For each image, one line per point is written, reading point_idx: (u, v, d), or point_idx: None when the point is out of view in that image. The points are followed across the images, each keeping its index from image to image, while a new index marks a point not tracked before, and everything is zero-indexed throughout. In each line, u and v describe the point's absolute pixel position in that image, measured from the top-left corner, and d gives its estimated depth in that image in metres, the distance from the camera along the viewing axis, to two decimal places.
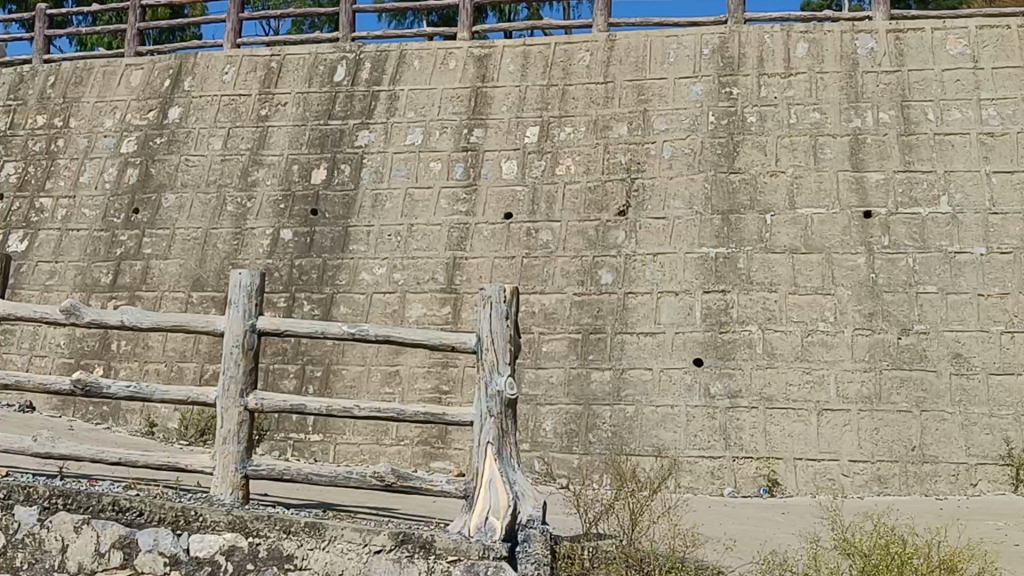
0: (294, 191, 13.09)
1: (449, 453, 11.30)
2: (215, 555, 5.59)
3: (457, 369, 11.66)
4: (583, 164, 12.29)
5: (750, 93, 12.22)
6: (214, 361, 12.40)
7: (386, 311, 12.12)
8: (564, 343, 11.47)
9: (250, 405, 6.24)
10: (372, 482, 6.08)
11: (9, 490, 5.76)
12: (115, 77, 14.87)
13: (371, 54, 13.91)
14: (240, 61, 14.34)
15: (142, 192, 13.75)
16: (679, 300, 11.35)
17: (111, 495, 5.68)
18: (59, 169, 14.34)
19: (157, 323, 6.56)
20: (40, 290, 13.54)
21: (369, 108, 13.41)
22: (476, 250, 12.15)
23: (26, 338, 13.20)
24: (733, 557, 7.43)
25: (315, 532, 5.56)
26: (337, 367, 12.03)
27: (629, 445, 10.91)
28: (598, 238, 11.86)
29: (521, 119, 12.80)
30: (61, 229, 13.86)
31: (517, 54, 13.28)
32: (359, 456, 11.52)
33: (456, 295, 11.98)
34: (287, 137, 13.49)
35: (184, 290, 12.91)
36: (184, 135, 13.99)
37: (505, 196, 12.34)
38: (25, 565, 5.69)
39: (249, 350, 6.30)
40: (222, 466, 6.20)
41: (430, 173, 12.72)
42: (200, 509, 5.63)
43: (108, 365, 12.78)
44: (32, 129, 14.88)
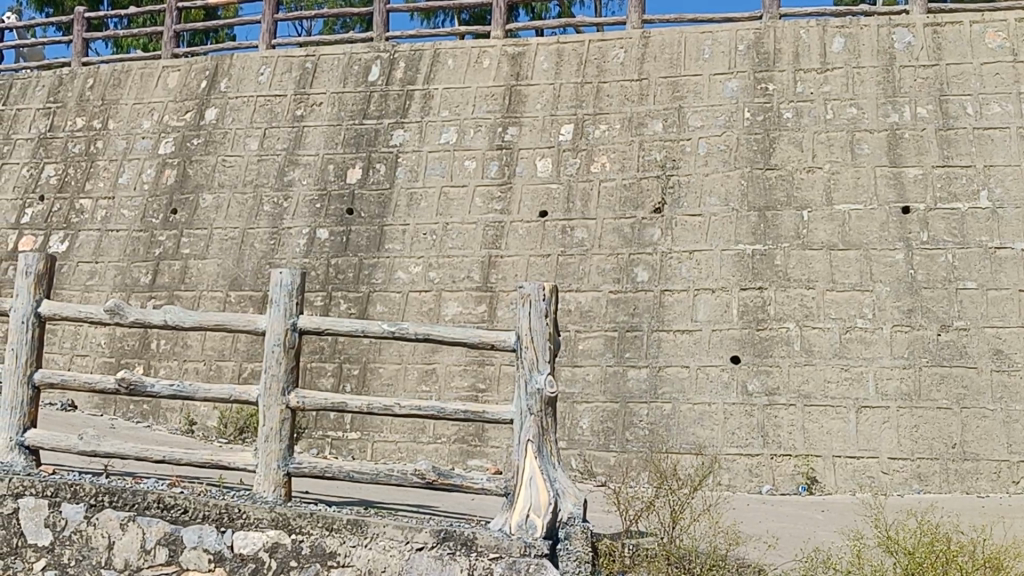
0: (329, 191, 13.16)
1: (485, 451, 11.34)
2: (259, 552, 5.64)
3: (493, 367, 11.68)
4: (618, 162, 12.28)
5: (786, 88, 12.15)
6: (252, 360, 12.49)
7: (422, 310, 12.18)
8: (600, 341, 11.47)
9: (292, 404, 6.29)
10: (413, 479, 6.10)
11: (56, 487, 5.80)
12: (153, 79, 15.02)
13: (405, 54, 13.95)
14: (276, 62, 14.42)
15: (180, 192, 13.87)
16: (716, 298, 11.32)
17: (156, 492, 5.73)
18: (99, 170, 14.50)
19: (199, 323, 6.60)
20: (81, 290, 13.71)
21: (404, 107, 13.46)
22: (511, 249, 12.16)
23: (67, 337, 13.38)
24: (774, 554, 7.41)
25: (358, 530, 5.60)
26: (373, 365, 12.08)
27: (666, 443, 10.90)
28: (634, 235, 11.84)
29: (555, 117, 12.79)
30: (100, 230, 14.02)
31: (551, 52, 13.26)
32: (396, 454, 11.58)
33: (491, 294, 12.00)
34: (322, 137, 13.56)
35: (222, 289, 13.02)
36: (221, 135, 14.09)
37: (540, 194, 12.35)
38: (72, 562, 5.75)
39: (290, 349, 6.35)
40: (264, 464, 6.24)
41: (464, 172, 12.74)
42: (244, 507, 5.67)
43: (148, 364, 12.91)
44: (72, 130, 15.06)
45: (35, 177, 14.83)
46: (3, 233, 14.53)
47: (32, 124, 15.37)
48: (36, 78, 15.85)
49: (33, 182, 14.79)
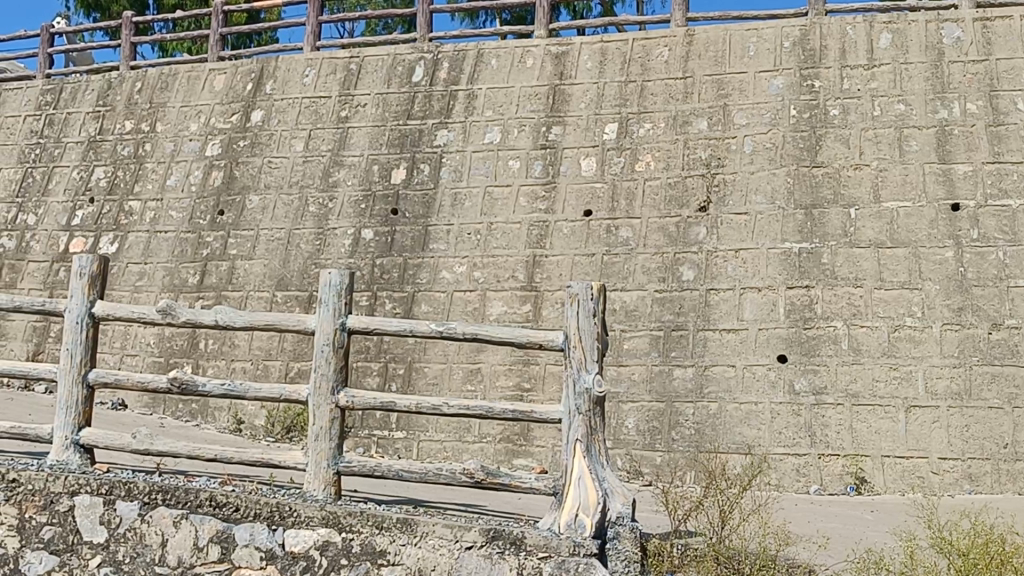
0: (374, 191, 13.23)
1: (531, 451, 11.36)
2: (310, 550, 5.69)
3: (538, 367, 11.68)
4: (663, 160, 12.24)
5: (832, 85, 12.05)
6: (299, 360, 12.58)
7: (467, 310, 12.23)
8: (646, 340, 11.44)
9: (342, 403, 6.33)
10: (462, 479, 6.12)
11: (110, 485, 5.87)
12: (200, 82, 15.17)
13: (449, 54, 13.97)
14: (321, 64, 14.50)
15: (227, 194, 14.00)
16: (763, 296, 11.24)
17: (208, 490, 5.80)
18: (147, 173, 14.68)
19: (249, 323, 6.66)
20: (130, 290, 13.92)
21: (448, 107, 13.49)
22: (556, 248, 12.16)
23: (117, 338, 13.58)
24: (825, 555, 7.37)
25: (407, 528, 5.63)
26: (418, 364, 12.13)
27: (712, 442, 10.86)
28: (679, 234, 11.79)
29: (599, 116, 12.77)
30: (149, 232, 14.19)
31: (594, 51, 13.23)
32: (442, 453, 11.62)
33: (536, 293, 12.02)
34: (367, 137, 13.64)
35: (269, 289, 13.15)
36: (267, 137, 14.20)
37: (585, 193, 12.34)
38: (126, 559, 5.82)
39: (339, 349, 6.39)
40: (314, 463, 6.29)
41: (508, 171, 12.75)
42: (294, 505, 5.72)
43: (197, 363, 13.06)
44: (121, 133, 15.25)
45: (85, 179, 15.05)
46: (55, 235, 14.77)
47: (82, 127, 15.59)
48: (86, 81, 16.06)
49: (83, 185, 15.01)
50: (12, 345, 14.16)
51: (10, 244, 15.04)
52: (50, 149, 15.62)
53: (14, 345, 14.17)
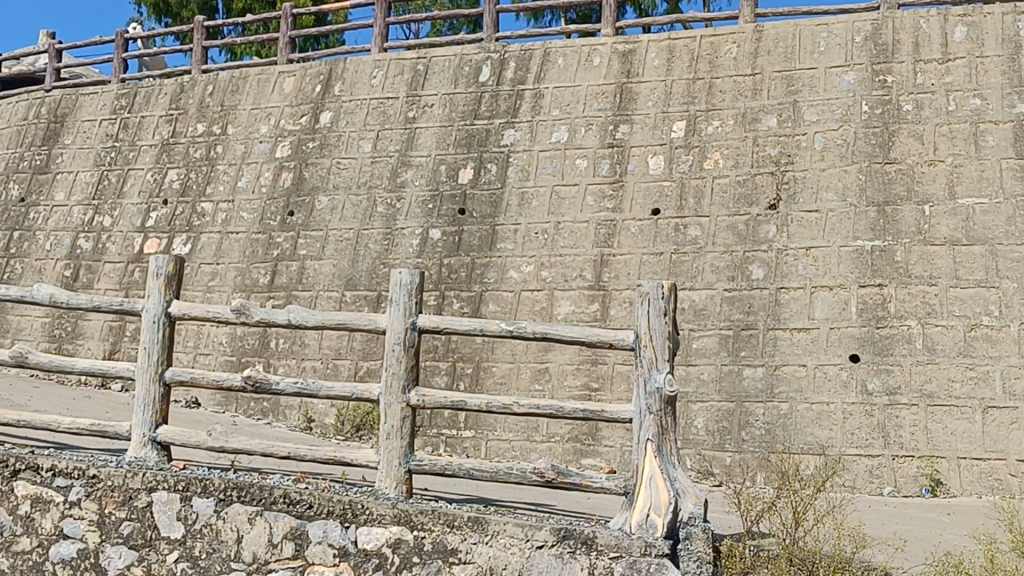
0: (442, 191, 13.30)
1: (599, 451, 11.33)
2: (382, 547, 5.73)
3: (607, 366, 11.64)
4: (732, 158, 12.11)
5: (905, 80, 11.82)
6: (368, 359, 12.68)
7: (535, 309, 12.25)
8: (715, 339, 11.36)
9: (413, 401, 6.37)
10: (533, 478, 6.12)
11: (187, 482, 5.97)
12: (269, 84, 15.34)
13: (516, 54, 13.95)
14: (388, 65, 14.60)
15: (297, 195, 14.15)
16: (834, 295, 11.10)
17: (282, 488, 5.86)
18: (219, 175, 14.90)
19: (321, 322, 6.72)
20: (203, 290, 14.22)
21: (515, 107, 13.48)
22: (624, 247, 12.12)
23: (191, 337, 13.82)
24: (903, 558, 7.25)
25: (478, 527, 5.65)
26: (487, 364, 12.16)
27: (783, 443, 10.74)
28: (748, 232, 11.68)
29: (667, 114, 12.68)
30: (221, 233, 14.42)
31: (662, 49, 13.14)
32: (510, 452, 11.64)
33: (604, 293, 11.99)
34: (435, 137, 13.70)
35: (338, 289, 13.29)
36: (335, 138, 14.32)
37: (653, 192, 12.27)
38: (202, 555, 5.90)
39: (410, 348, 6.42)
40: (386, 461, 6.33)
41: (576, 170, 12.71)
42: (366, 502, 5.76)
43: (268, 362, 13.24)
44: (193, 136, 15.50)
45: (159, 182, 15.33)
46: (130, 236, 15.08)
47: (155, 131, 15.87)
48: (160, 86, 16.34)
49: (157, 187, 15.29)
50: (89, 344, 14.48)
51: (87, 245, 15.41)
52: (124, 152, 15.93)
53: (92, 344, 14.49)
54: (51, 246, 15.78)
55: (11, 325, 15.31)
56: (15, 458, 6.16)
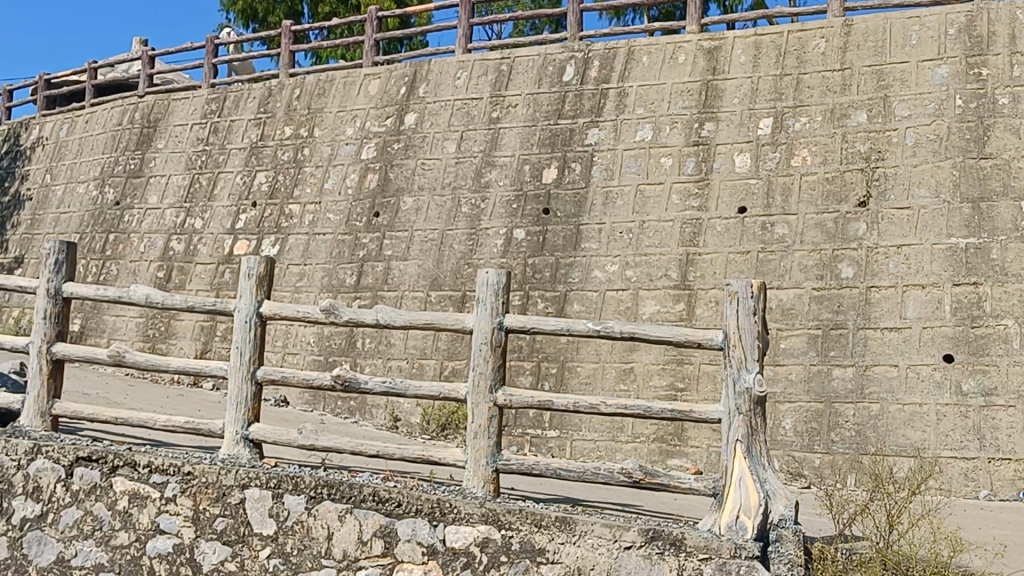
0: (526, 191, 13.30)
1: (686, 451, 11.27)
2: (470, 546, 5.75)
3: (693, 366, 11.54)
4: (820, 155, 11.91)
5: (1001, 73, 11.50)
6: (453, 358, 12.75)
7: (619, 308, 12.22)
8: (804, 339, 11.21)
9: (499, 401, 6.38)
10: (620, 478, 6.09)
11: (278, 479, 6.05)
12: (355, 87, 15.49)
13: (600, 52, 13.87)
14: (472, 66, 14.62)
15: (383, 196, 14.27)
16: (927, 294, 10.86)
17: (371, 486, 5.92)
18: (306, 177, 15.11)
19: (408, 322, 6.75)
20: (291, 291, 14.46)
21: (599, 106, 13.41)
22: (710, 246, 12.02)
23: (280, 337, 14.05)
24: (1001, 563, 7.07)
25: (566, 526, 5.65)
26: (572, 364, 12.14)
27: (875, 445, 10.55)
28: (838, 231, 11.47)
29: (754, 110, 12.50)
30: (308, 234, 14.64)
31: (748, 45, 12.97)
32: (595, 452, 11.61)
33: (690, 292, 11.92)
34: (519, 137, 13.69)
35: (423, 289, 13.41)
36: (420, 139, 14.40)
37: (739, 190, 12.13)
38: (294, 552, 5.96)
39: (497, 348, 6.42)
40: (474, 460, 6.35)
41: (661, 169, 12.62)
42: (454, 501, 5.79)
43: (355, 361, 13.40)
44: (281, 139, 15.73)
45: (248, 184, 15.60)
46: (221, 238, 15.40)
47: (244, 134, 16.14)
48: (248, 89, 16.60)
49: (246, 189, 15.56)
50: (181, 344, 14.81)
51: (179, 247, 15.79)
52: (215, 155, 16.25)
53: (184, 343, 14.81)
54: (145, 247, 16.20)
55: (107, 325, 15.77)
56: (114, 455, 6.31)
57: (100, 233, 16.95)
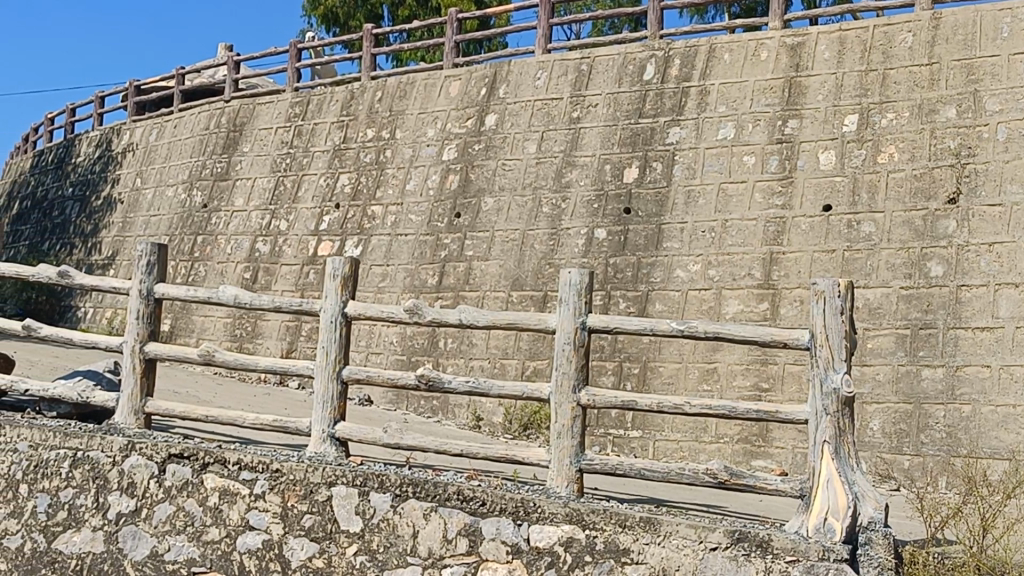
0: (607, 191, 13.25)
1: (770, 452, 11.14)
2: (554, 545, 5.76)
3: (777, 366, 11.40)
4: (908, 151, 11.67)
5: None
6: (535, 359, 12.78)
7: (702, 308, 12.17)
8: (891, 339, 11.03)
9: (583, 401, 6.38)
10: (705, 479, 6.05)
11: (364, 477, 6.11)
12: (436, 88, 15.56)
13: (681, 50, 13.71)
14: (552, 66, 14.56)
15: (464, 197, 14.35)
16: (1021, 292, 10.60)
17: (456, 485, 5.96)
18: (388, 178, 15.26)
19: (491, 322, 6.76)
20: (374, 291, 14.66)
21: (680, 104, 13.29)
22: (794, 245, 11.88)
23: (363, 337, 14.22)
24: None
25: (651, 527, 5.63)
26: (654, 364, 12.08)
27: (968, 446, 10.40)
28: (926, 228, 11.24)
29: (838, 107, 12.28)
30: (391, 235, 14.80)
31: (832, 40, 12.70)
32: (678, 453, 11.55)
33: (774, 291, 11.81)
34: (599, 137, 13.62)
35: (505, 289, 13.49)
36: (501, 140, 14.41)
37: (824, 188, 11.96)
38: (381, 549, 6.03)
39: (580, 348, 6.41)
40: (557, 460, 6.36)
41: (743, 167, 12.49)
42: (538, 501, 5.81)
43: (437, 361, 13.51)
44: (363, 141, 15.89)
45: (331, 186, 15.81)
46: (305, 239, 15.64)
47: (328, 137, 16.34)
48: (331, 93, 16.78)
49: (330, 191, 15.77)
50: (268, 343, 15.07)
51: (264, 248, 16.08)
52: (299, 158, 16.49)
53: (270, 343, 15.07)
54: (231, 249, 16.54)
55: (195, 325, 16.12)
56: (205, 452, 6.45)
57: (188, 235, 17.33)
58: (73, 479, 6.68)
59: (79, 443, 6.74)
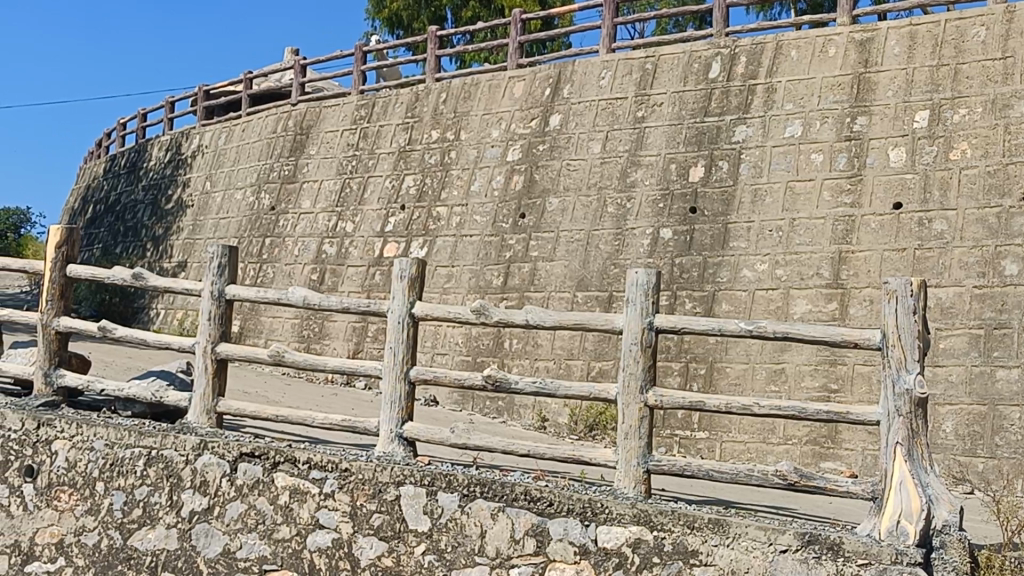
0: (673, 190, 13.18)
1: (840, 454, 11.01)
2: (622, 546, 5.75)
3: (847, 367, 11.25)
4: (981, 147, 11.45)
5: None
6: (600, 359, 12.75)
7: (770, 308, 12.05)
8: (964, 339, 10.86)
9: (650, 402, 6.35)
10: (775, 480, 5.99)
11: (431, 477, 6.14)
12: (500, 89, 15.57)
13: (747, 48, 13.56)
14: (617, 66, 14.50)
15: (529, 197, 14.35)
16: None
17: (523, 485, 5.98)
18: (453, 179, 15.33)
19: (558, 322, 6.75)
20: (440, 292, 14.75)
21: (747, 102, 13.16)
22: (864, 244, 11.73)
23: (429, 338, 14.30)
24: None
25: (720, 529, 5.58)
26: (720, 364, 11.99)
27: None
28: (1000, 226, 11.04)
29: (909, 103, 12.06)
30: (456, 236, 14.88)
31: (902, 36, 12.49)
32: (746, 454, 11.46)
33: (843, 291, 11.67)
34: (664, 137, 13.54)
35: (570, 290, 13.49)
36: (565, 140, 14.38)
37: (894, 186, 11.77)
38: (449, 548, 6.06)
39: (647, 348, 6.39)
40: (624, 461, 6.33)
41: (811, 165, 12.35)
42: (606, 502, 5.79)
43: (503, 362, 13.55)
44: (428, 143, 15.97)
45: (396, 188, 15.93)
46: (371, 241, 15.78)
47: (393, 139, 16.45)
48: (396, 95, 16.88)
49: (395, 193, 15.89)
50: (335, 344, 15.23)
51: (331, 250, 16.26)
52: (365, 160, 16.62)
53: (337, 343, 15.23)
54: (299, 251, 16.73)
55: (264, 326, 16.34)
56: (275, 451, 6.52)
57: (256, 237, 17.58)
58: (148, 477, 6.80)
59: (153, 441, 6.86)
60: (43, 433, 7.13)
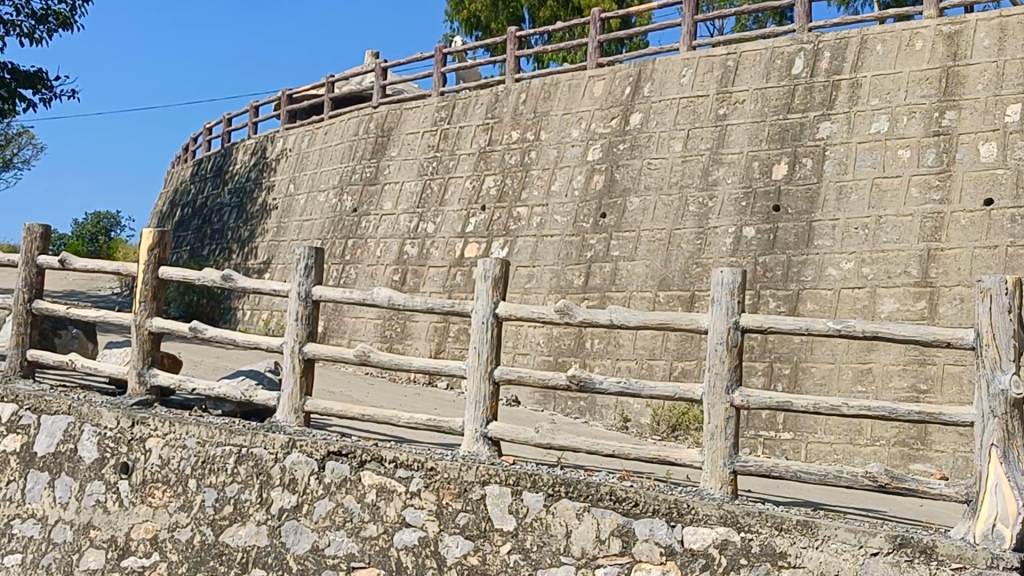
0: (755, 188, 13.03)
1: (930, 456, 10.82)
2: (709, 548, 5.71)
3: (936, 366, 11.03)
4: None
5: None
6: (682, 360, 12.68)
7: (856, 307, 11.87)
8: None
9: (737, 402, 6.28)
10: (866, 482, 5.89)
11: (517, 477, 6.16)
12: (580, 89, 15.55)
13: (831, 43, 13.34)
14: (698, 63, 14.37)
15: (609, 197, 14.30)
16: None
17: (608, 485, 5.97)
18: (533, 179, 15.36)
19: (642, 321, 6.71)
20: (521, 292, 14.80)
21: (831, 98, 12.96)
22: (953, 241, 11.49)
23: (510, 338, 14.34)
24: None
25: (809, 531, 5.53)
26: (805, 364, 11.83)
27: None
28: None
29: (999, 96, 11.78)
30: (537, 236, 14.90)
31: (992, 28, 12.18)
32: (832, 455, 11.30)
33: (932, 289, 11.44)
34: (747, 134, 13.39)
35: (651, 289, 13.44)
36: (646, 139, 14.32)
37: (985, 181, 11.53)
38: (534, 548, 6.08)
39: (733, 348, 6.33)
40: (710, 461, 6.28)
41: (898, 162, 12.12)
42: (692, 502, 5.77)
43: (584, 362, 13.54)
44: (508, 143, 16.00)
45: (477, 189, 16.00)
46: (451, 242, 15.89)
47: (473, 140, 16.52)
48: (476, 96, 16.94)
49: (476, 194, 15.97)
50: (417, 344, 15.37)
51: (413, 251, 16.41)
52: (445, 161, 16.72)
53: (419, 344, 15.37)
54: (381, 252, 16.91)
55: (348, 326, 16.55)
56: (362, 449, 6.60)
57: (339, 239, 17.83)
58: (238, 475, 6.94)
59: (243, 440, 6.98)
60: (138, 431, 7.31)
